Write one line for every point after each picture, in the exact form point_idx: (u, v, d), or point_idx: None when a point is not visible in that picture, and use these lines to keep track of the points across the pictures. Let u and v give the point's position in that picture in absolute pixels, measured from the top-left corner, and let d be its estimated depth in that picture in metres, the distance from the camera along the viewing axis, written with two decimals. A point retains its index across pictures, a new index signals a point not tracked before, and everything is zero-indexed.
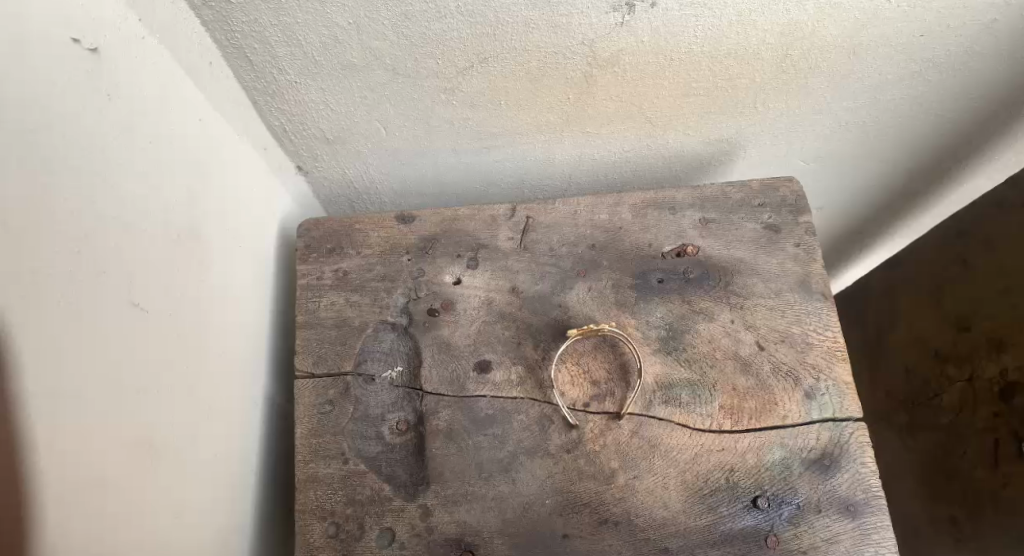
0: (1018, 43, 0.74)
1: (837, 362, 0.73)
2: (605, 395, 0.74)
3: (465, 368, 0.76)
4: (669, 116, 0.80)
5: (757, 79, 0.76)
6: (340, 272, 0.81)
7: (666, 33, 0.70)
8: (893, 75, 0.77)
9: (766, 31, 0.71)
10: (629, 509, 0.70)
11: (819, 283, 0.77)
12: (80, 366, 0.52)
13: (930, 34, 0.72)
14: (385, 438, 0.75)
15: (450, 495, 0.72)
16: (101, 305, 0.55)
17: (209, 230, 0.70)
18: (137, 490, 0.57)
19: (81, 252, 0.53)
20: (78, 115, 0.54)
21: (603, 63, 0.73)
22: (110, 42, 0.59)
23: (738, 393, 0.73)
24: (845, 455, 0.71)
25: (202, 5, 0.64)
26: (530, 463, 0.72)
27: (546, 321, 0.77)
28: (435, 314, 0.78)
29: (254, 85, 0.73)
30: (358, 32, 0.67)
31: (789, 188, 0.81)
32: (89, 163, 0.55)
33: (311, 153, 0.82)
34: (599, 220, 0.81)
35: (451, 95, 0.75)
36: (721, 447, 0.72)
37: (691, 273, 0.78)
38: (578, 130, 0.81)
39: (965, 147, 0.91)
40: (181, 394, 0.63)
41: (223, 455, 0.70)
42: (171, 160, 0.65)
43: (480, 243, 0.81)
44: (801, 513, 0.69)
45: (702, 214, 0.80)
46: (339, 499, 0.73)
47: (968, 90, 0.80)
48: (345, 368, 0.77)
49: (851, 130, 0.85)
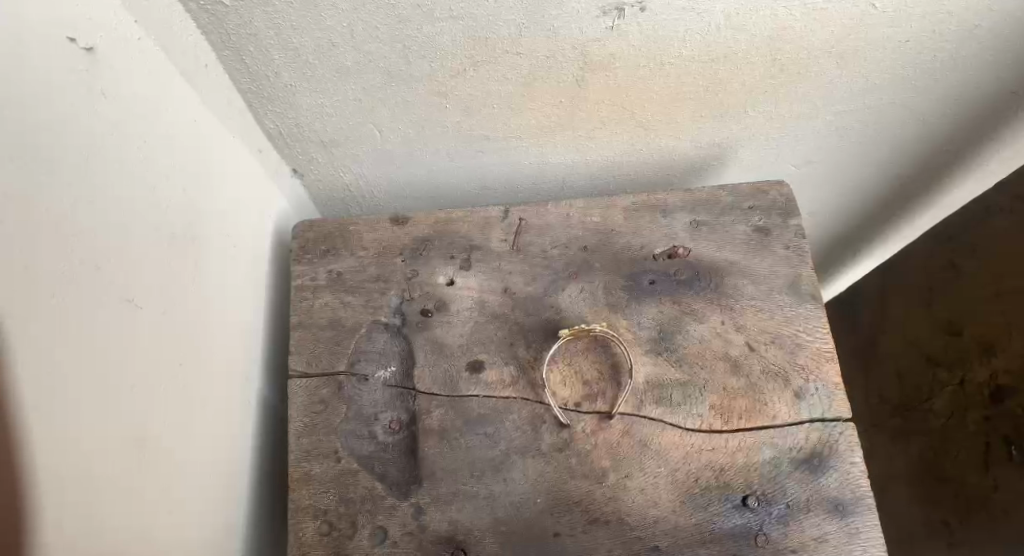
0: (1003, 49, 0.76)
1: (825, 363, 0.74)
2: (596, 395, 0.74)
3: (459, 368, 0.76)
4: (661, 120, 0.81)
5: (748, 84, 0.77)
6: (335, 273, 0.81)
7: (656, 38, 0.71)
8: (881, 80, 0.79)
9: (755, 36, 0.72)
10: (621, 508, 0.71)
11: (809, 285, 0.77)
12: (76, 361, 0.53)
13: (916, 39, 0.74)
14: (379, 437, 0.75)
15: (442, 493, 0.72)
16: (95, 301, 0.55)
17: (205, 231, 0.70)
18: (130, 488, 0.57)
19: (74, 249, 0.53)
20: (74, 115, 0.55)
21: (595, 67, 0.74)
22: (107, 44, 0.59)
23: (728, 394, 0.74)
24: (834, 455, 0.71)
25: (198, 9, 0.66)
26: (522, 462, 0.73)
27: (539, 322, 0.78)
28: (428, 315, 0.79)
29: (251, 88, 0.74)
30: (352, 36, 0.68)
31: (780, 191, 0.82)
32: (85, 162, 0.55)
33: (307, 156, 0.83)
34: (591, 222, 0.82)
35: (445, 98, 0.76)
36: (712, 447, 0.72)
37: (683, 274, 0.79)
38: (571, 134, 0.82)
39: (953, 152, 0.92)
40: (175, 394, 0.64)
41: (218, 454, 0.70)
42: (167, 161, 0.66)
43: (473, 245, 0.82)
44: (791, 513, 0.70)
45: (694, 217, 0.81)
46: (332, 499, 0.73)
47: (955, 96, 0.82)
48: (339, 368, 0.77)
49: (841, 135, 0.87)
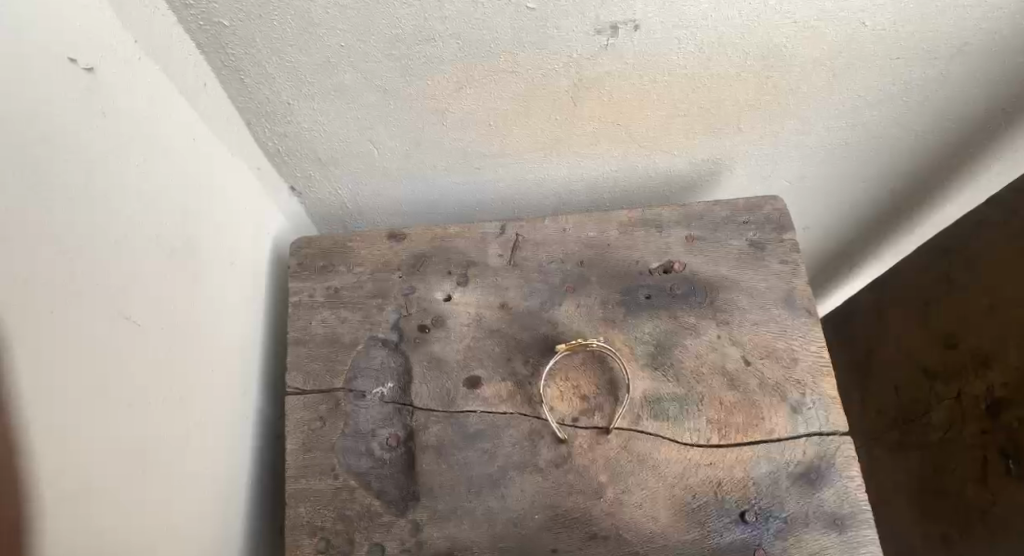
0: (991, 65, 0.77)
1: (822, 376, 0.74)
2: (593, 410, 0.74)
3: (456, 384, 0.76)
4: (656, 136, 0.82)
5: (741, 101, 0.78)
6: (331, 289, 0.82)
7: (649, 55, 0.72)
8: (872, 97, 0.80)
9: (749, 54, 0.73)
10: (619, 523, 0.71)
11: (804, 299, 0.78)
12: (72, 375, 0.53)
13: (905, 57, 0.75)
14: (376, 453, 0.75)
15: (440, 510, 0.72)
16: (95, 315, 0.55)
17: (204, 247, 0.71)
18: (126, 503, 0.57)
19: (74, 261, 0.54)
20: (75, 134, 0.56)
21: (589, 84, 0.75)
22: (107, 63, 0.60)
23: (725, 408, 0.74)
24: (832, 469, 0.71)
25: (196, 29, 0.66)
26: (519, 478, 0.73)
27: (537, 337, 0.78)
28: (425, 330, 0.79)
29: (249, 107, 0.75)
30: (349, 55, 0.69)
31: (774, 206, 0.82)
32: (85, 179, 0.56)
33: (304, 174, 0.84)
34: (587, 238, 0.82)
35: (442, 115, 0.77)
36: (710, 462, 0.72)
37: (679, 289, 0.79)
38: (567, 150, 0.83)
39: (946, 167, 0.93)
40: (174, 408, 0.64)
41: (216, 469, 0.70)
42: (165, 176, 0.66)
43: (470, 260, 0.82)
44: (789, 527, 0.70)
45: (689, 231, 0.82)
46: (329, 516, 0.73)
47: (944, 112, 0.83)
48: (336, 384, 0.77)
49: (832, 150, 0.87)
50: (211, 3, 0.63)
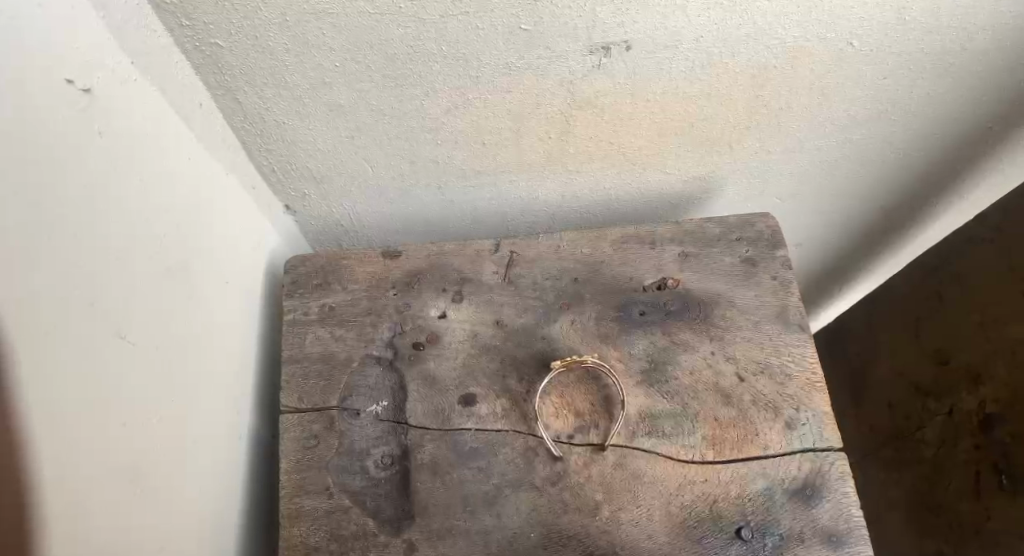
0: (976, 87, 0.78)
1: (816, 393, 0.75)
2: (589, 427, 0.74)
3: (451, 402, 0.76)
4: (648, 154, 0.83)
5: (732, 119, 0.79)
6: (326, 306, 0.82)
7: (641, 75, 0.73)
8: (863, 115, 0.81)
9: (738, 74, 0.74)
10: (614, 541, 0.71)
11: (797, 315, 0.78)
12: (67, 394, 0.52)
13: (893, 76, 0.76)
14: (371, 472, 0.74)
15: (435, 528, 0.72)
16: (91, 336, 0.55)
17: (197, 264, 0.71)
18: (123, 525, 0.56)
19: (72, 281, 0.54)
20: (72, 152, 0.55)
21: (583, 105, 0.76)
22: (103, 82, 0.60)
23: (720, 424, 0.74)
24: (827, 485, 0.71)
25: (192, 49, 0.67)
26: (515, 496, 0.72)
27: (532, 354, 0.78)
28: (420, 347, 0.79)
29: (243, 126, 0.75)
30: (345, 75, 0.70)
31: (765, 222, 0.83)
32: (80, 199, 0.56)
33: (299, 193, 0.84)
34: (581, 254, 0.83)
35: (436, 134, 0.78)
36: (705, 478, 0.72)
37: (672, 305, 0.79)
38: (561, 168, 0.84)
39: (934, 183, 0.94)
40: (170, 426, 0.63)
41: (212, 486, 0.70)
42: (161, 195, 0.66)
43: (465, 277, 0.82)
44: (785, 543, 0.70)
45: (682, 248, 0.82)
46: (323, 536, 0.72)
47: (932, 129, 0.84)
48: (331, 403, 0.77)
49: (823, 169, 0.89)
50: (208, 24, 0.64)
